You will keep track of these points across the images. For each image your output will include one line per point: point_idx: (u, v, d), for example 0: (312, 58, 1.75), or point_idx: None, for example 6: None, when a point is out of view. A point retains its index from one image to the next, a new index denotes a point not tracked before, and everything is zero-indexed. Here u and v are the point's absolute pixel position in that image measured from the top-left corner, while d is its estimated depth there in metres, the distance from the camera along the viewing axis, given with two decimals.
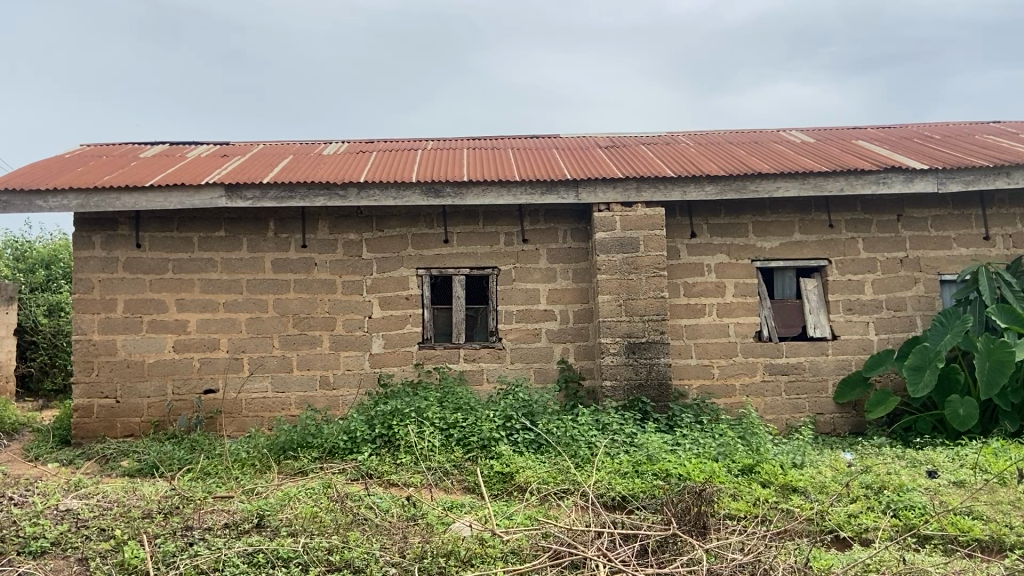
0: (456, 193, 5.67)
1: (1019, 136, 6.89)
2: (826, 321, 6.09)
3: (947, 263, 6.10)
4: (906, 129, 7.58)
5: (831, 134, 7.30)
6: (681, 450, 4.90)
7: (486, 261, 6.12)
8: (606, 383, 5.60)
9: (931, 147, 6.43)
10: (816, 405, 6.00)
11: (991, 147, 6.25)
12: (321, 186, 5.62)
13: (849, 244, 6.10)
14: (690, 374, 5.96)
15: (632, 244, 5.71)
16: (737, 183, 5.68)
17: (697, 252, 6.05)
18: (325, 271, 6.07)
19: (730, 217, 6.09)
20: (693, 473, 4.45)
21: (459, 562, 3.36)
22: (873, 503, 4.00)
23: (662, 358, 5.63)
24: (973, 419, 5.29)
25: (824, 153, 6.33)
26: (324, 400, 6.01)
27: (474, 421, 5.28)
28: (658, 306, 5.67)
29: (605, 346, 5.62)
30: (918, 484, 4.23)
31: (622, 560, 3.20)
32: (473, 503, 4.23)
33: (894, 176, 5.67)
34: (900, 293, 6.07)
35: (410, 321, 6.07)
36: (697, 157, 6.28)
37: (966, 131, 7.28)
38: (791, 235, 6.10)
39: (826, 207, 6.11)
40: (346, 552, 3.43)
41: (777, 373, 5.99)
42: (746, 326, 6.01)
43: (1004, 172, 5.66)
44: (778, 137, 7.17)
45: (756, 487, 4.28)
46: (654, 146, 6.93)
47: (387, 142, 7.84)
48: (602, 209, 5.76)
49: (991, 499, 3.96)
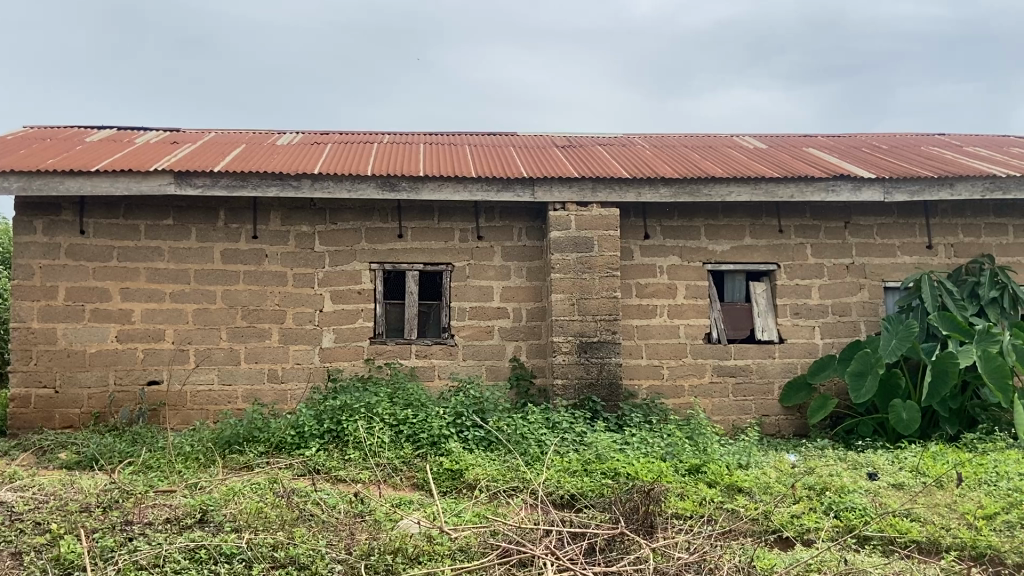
0: (412, 187, 5.63)
1: (961, 149, 7.12)
2: (774, 325, 6.21)
3: (890, 271, 6.27)
4: (856, 138, 7.76)
5: (783, 141, 7.45)
6: (630, 449, 4.94)
7: (440, 258, 6.09)
8: (557, 382, 5.62)
9: (878, 157, 6.59)
10: (762, 407, 6.11)
11: (935, 159, 6.44)
12: (274, 177, 5.52)
13: (798, 250, 6.22)
14: (640, 374, 6.02)
15: (586, 244, 5.74)
16: (691, 186, 5.74)
17: (650, 254, 6.10)
18: (276, 263, 5.98)
19: (683, 219, 6.16)
20: (642, 473, 4.49)
21: (406, 560, 3.34)
22: (815, 504, 4.09)
23: (614, 358, 5.68)
24: (915, 424, 5.43)
25: (776, 159, 6.44)
26: (272, 394, 5.91)
27: (424, 418, 5.24)
28: (611, 306, 5.71)
29: (557, 345, 5.64)
30: (859, 486, 4.34)
31: (570, 558, 3.22)
32: (422, 500, 4.21)
33: (843, 184, 5.79)
34: (845, 298, 6.22)
35: (362, 316, 6.01)
36: (653, 160, 6.34)
37: (912, 142, 7.49)
38: (742, 239, 6.20)
39: (777, 213, 6.23)
40: (291, 548, 3.38)
41: (725, 375, 6.08)
42: (696, 327, 6.09)
43: (948, 183, 5.83)
44: (732, 143, 7.30)
45: (703, 487, 4.34)
46: (611, 147, 6.97)
47: (343, 134, 7.74)
48: (558, 208, 5.78)
49: (929, 502, 4.08)
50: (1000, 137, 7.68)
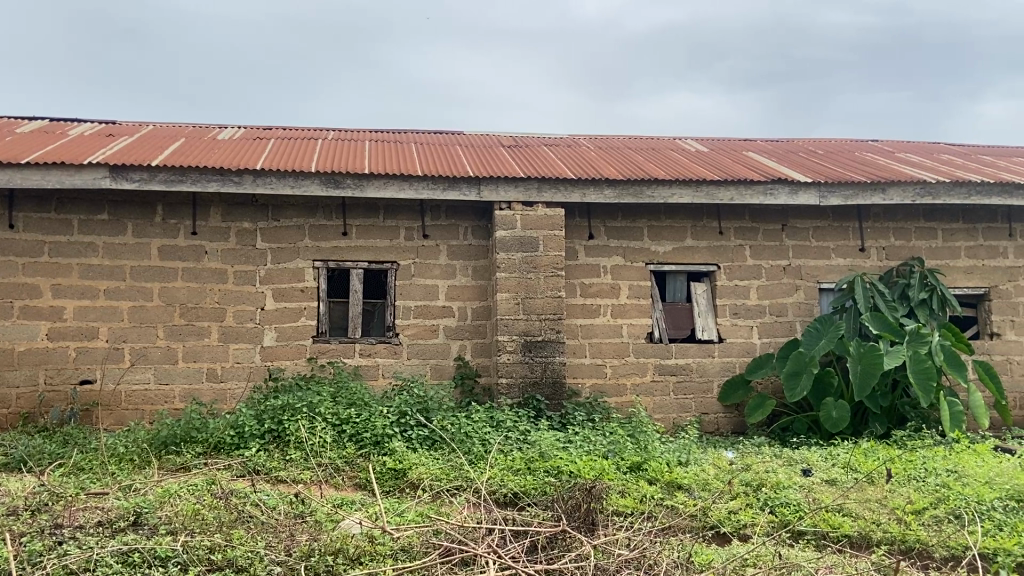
0: (357, 185, 5.58)
1: (892, 155, 7.37)
2: (714, 325, 6.35)
3: (825, 272, 6.45)
4: (794, 143, 7.96)
5: (724, 144, 7.60)
6: (572, 447, 4.98)
7: (384, 256, 6.05)
8: (502, 381, 5.64)
9: (814, 162, 6.78)
10: (701, 405, 6.23)
11: (868, 165, 6.65)
12: (214, 172, 5.41)
13: (738, 251, 6.36)
14: (583, 373, 6.07)
15: (532, 244, 5.77)
16: (634, 188, 5.82)
17: (594, 254, 6.17)
18: (216, 260, 5.86)
19: (627, 220, 6.24)
20: (584, 471, 4.54)
21: (347, 560, 3.32)
22: (752, 500, 4.19)
23: (558, 357, 5.72)
24: (845, 421, 5.62)
25: (717, 162, 6.57)
26: (210, 394, 5.79)
27: (367, 417, 5.20)
28: (555, 306, 5.75)
29: (501, 344, 5.66)
30: (793, 482, 4.46)
31: (512, 556, 3.23)
32: (364, 500, 4.18)
33: (780, 188, 5.94)
34: (782, 299, 6.38)
35: (304, 314, 5.93)
36: (598, 161, 6.40)
37: (846, 148, 7.73)
38: (684, 240, 6.30)
39: (717, 215, 6.35)
40: (228, 550, 3.33)
41: (667, 374, 6.18)
42: (639, 327, 6.18)
43: (880, 188, 6.03)
44: (674, 145, 7.42)
45: (643, 485, 4.41)
46: (557, 147, 7.02)
47: (286, 129, 7.63)
48: (504, 207, 5.79)
49: (860, 497, 4.21)
50: (929, 144, 7.98)
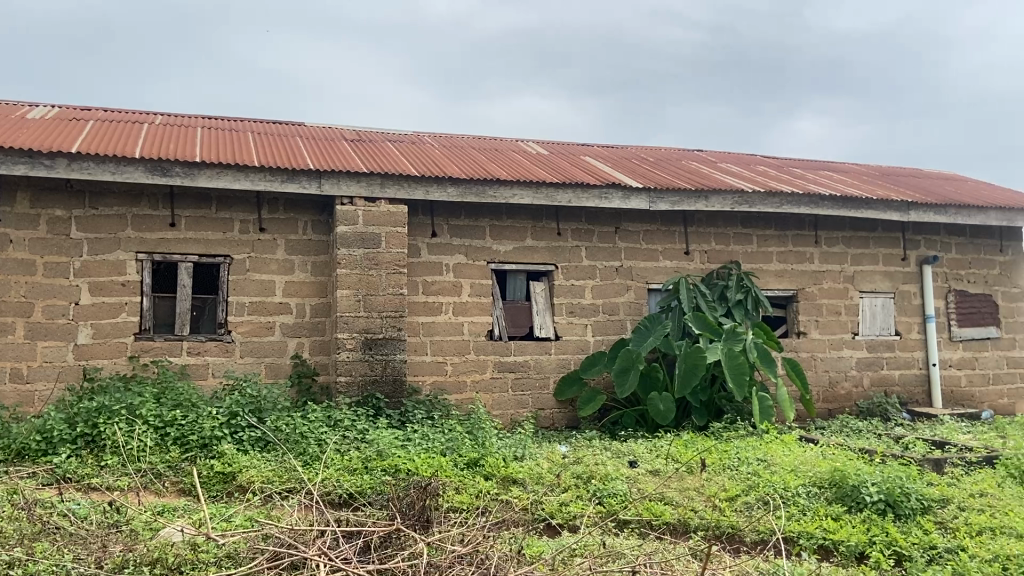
0: (186, 173, 5.28)
1: (716, 164, 7.88)
2: (551, 322, 6.51)
3: (655, 274, 6.79)
4: (628, 150, 8.33)
5: (564, 148, 7.83)
6: (410, 445, 4.96)
7: (216, 249, 5.76)
8: (340, 379, 5.52)
9: (646, 168, 7.12)
10: (538, 401, 6.38)
11: (694, 173, 7.07)
12: (21, 153, 4.96)
13: (575, 252, 6.56)
14: (423, 371, 6.06)
15: (373, 240, 5.69)
16: (476, 187, 5.87)
17: (436, 252, 6.17)
18: (23, 250, 5.37)
19: (469, 219, 6.28)
20: (421, 468, 4.53)
21: (165, 570, 3.16)
22: (582, 491, 4.34)
23: (398, 355, 5.67)
24: (670, 414, 5.95)
25: (556, 165, 6.76)
26: (14, 396, 5.30)
27: (194, 419, 4.94)
28: (396, 303, 5.71)
29: (340, 342, 5.54)
30: (621, 473, 4.66)
31: (343, 558, 3.17)
32: (188, 506, 3.96)
33: (615, 192, 6.20)
34: (615, 298, 6.65)
35: (126, 310, 5.55)
36: (441, 159, 6.42)
37: (676, 156, 8.18)
38: (524, 240, 6.43)
39: (556, 216, 6.53)
40: (28, 566, 3.05)
41: (505, 371, 6.29)
42: (480, 325, 6.24)
43: (704, 196, 6.43)
44: (516, 147, 7.56)
45: (480, 480, 4.46)
46: (400, 144, 6.97)
47: (109, 110, 7.11)
48: (345, 202, 5.68)
49: (681, 486, 4.47)
50: (749, 155, 8.59)
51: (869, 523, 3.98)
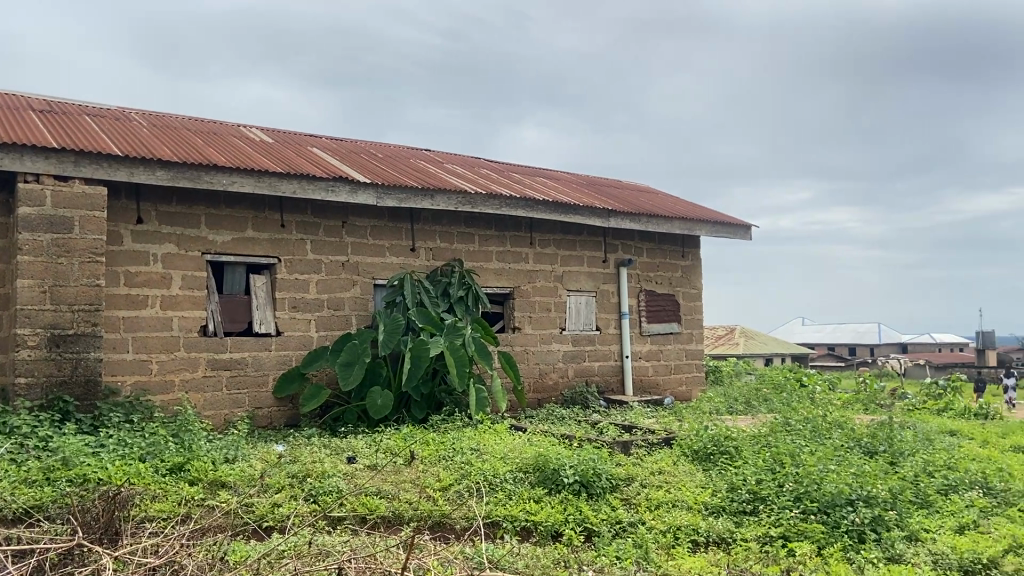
0: None
1: (442, 165, 8.10)
2: (272, 318, 6.25)
3: (380, 270, 6.80)
4: (355, 144, 8.25)
5: (290, 137, 7.57)
6: (103, 453, 4.49)
7: None
8: (18, 380, 4.86)
9: (374, 164, 7.12)
10: (255, 400, 6.10)
11: (421, 172, 7.20)
12: None
13: (298, 245, 6.36)
14: (124, 370, 5.54)
15: (63, 224, 5.07)
16: (190, 172, 5.48)
17: (143, 240, 5.66)
18: None
19: (182, 206, 5.84)
20: (114, 477, 4.12)
21: None
22: (296, 491, 4.22)
23: (93, 353, 5.11)
24: (388, 408, 6.00)
25: (279, 154, 6.50)
26: None
27: None
28: (92, 295, 5.14)
29: (20, 339, 4.88)
30: (338, 470, 4.59)
31: None
32: None
33: (341, 186, 6.11)
34: (339, 294, 6.56)
35: None
36: (149, 139, 5.88)
37: (404, 154, 8.27)
38: (244, 231, 6.11)
39: (279, 208, 6.28)
40: None
41: (220, 369, 5.94)
42: (191, 320, 5.83)
43: (429, 194, 6.58)
44: (238, 133, 7.17)
45: (184, 486, 4.15)
46: (102, 119, 6.30)
47: None
48: (29, 179, 5.00)
49: (397, 480, 4.51)
50: (473, 159, 8.93)
51: (566, 503, 4.31)
